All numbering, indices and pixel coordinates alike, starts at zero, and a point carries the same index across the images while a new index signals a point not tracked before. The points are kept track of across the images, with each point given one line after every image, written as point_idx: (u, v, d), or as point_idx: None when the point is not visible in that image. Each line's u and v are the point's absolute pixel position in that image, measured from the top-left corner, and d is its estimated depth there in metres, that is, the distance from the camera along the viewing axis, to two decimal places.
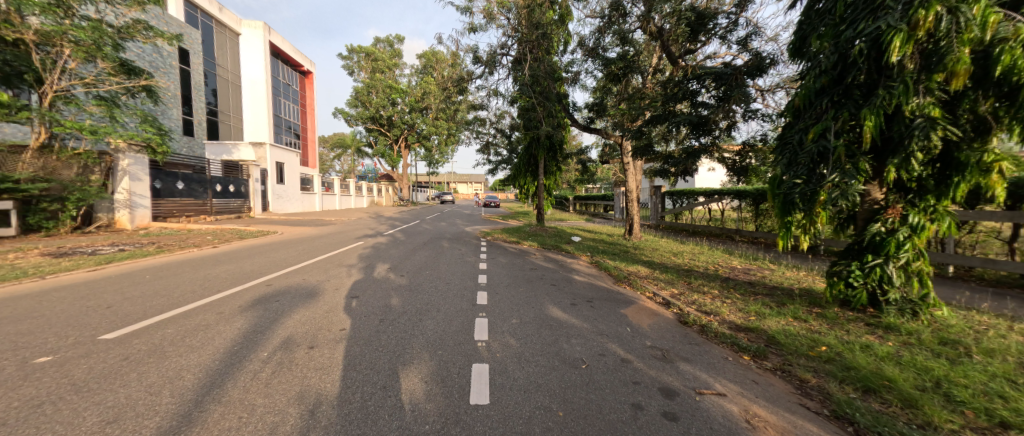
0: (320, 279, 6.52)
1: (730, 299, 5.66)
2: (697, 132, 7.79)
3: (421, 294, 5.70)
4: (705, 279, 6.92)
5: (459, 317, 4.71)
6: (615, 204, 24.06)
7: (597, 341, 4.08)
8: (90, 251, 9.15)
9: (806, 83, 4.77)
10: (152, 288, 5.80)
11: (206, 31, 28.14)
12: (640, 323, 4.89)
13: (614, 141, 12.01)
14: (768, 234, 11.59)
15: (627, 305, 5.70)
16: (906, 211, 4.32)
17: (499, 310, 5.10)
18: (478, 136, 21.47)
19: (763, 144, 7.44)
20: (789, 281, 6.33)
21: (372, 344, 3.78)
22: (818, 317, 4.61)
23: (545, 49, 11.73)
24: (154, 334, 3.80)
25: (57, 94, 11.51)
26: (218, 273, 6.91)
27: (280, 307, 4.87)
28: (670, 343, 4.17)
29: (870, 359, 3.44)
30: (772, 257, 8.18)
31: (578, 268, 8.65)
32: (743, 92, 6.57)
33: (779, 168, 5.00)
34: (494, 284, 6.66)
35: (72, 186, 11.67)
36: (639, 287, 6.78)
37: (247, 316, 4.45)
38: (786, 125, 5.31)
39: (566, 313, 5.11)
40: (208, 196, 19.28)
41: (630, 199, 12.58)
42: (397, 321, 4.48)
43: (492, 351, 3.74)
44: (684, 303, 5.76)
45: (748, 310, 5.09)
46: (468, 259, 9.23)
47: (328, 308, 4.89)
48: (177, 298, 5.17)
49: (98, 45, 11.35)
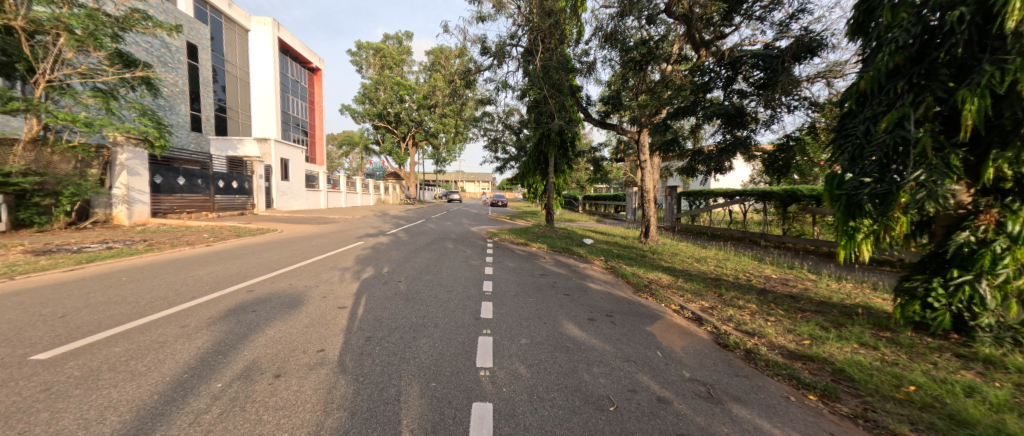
0: (309, 284, 5.91)
1: (772, 316, 4.90)
2: (731, 125, 6.97)
3: (417, 305, 5.02)
4: (738, 291, 6.13)
5: (459, 337, 4.02)
6: (627, 205, 23.28)
7: (624, 371, 3.36)
8: (76, 249, 8.70)
9: (876, 64, 4.00)
10: (122, 292, 5.25)
11: (215, 26, 28.03)
12: (673, 345, 4.15)
13: (630, 137, 11.26)
14: (797, 238, 10.75)
15: (653, 321, 4.96)
16: (1003, 216, 3.44)
17: (506, 326, 4.41)
18: (486, 133, 20.86)
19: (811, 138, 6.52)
20: (839, 296, 5.51)
21: (351, 373, 3.11)
22: (890, 343, 3.83)
23: (557, 39, 11.04)
24: (94, 356, 3.19)
25: (51, 85, 11.10)
26: (200, 276, 6.34)
27: (255, 319, 4.24)
28: (713, 374, 3.43)
29: (986, 409, 2.66)
30: (811, 266, 7.33)
31: (593, 274, 7.92)
32: (791, 77, 5.69)
33: (840, 165, 4.25)
34: (501, 292, 5.96)
35: (68, 181, 11.36)
36: (663, 298, 6.04)
37: (214, 331, 3.83)
38: (845, 114, 4.53)
39: (583, 331, 4.38)
40: (211, 191, 18.92)
41: (647, 199, 11.81)
42: (386, 340, 3.83)
43: (497, 384, 3.04)
44: (719, 319, 5.01)
45: (799, 331, 4.34)
46: (473, 263, 8.54)
47: (309, 321, 4.26)
48: (144, 306, 4.58)
49: (93, 34, 10.93)
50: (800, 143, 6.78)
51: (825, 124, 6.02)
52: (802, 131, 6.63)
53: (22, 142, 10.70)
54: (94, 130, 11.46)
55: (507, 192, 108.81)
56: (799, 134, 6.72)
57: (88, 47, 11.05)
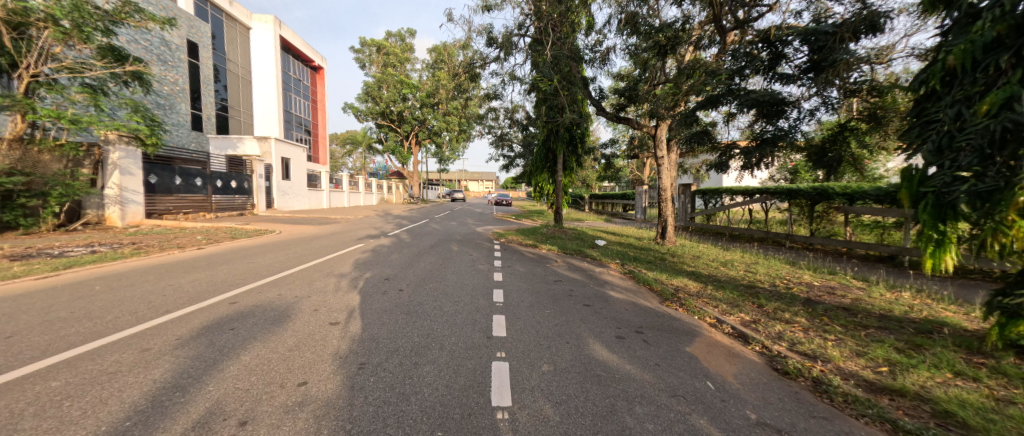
0: (300, 295, 5.27)
1: (830, 334, 4.23)
2: (770, 115, 6.24)
3: (420, 321, 4.39)
4: (780, 302, 5.44)
5: (469, 363, 3.37)
6: (636, 204, 22.54)
7: (675, 413, 2.70)
8: (57, 252, 8.19)
9: (970, 35, 3.34)
10: (88, 305, 4.65)
11: (216, 25, 27.61)
12: (722, 372, 3.48)
13: (647, 132, 10.62)
14: (828, 239, 10.03)
15: (691, 339, 4.29)
16: None
17: (523, 348, 3.76)
18: (491, 129, 20.22)
19: (868, 128, 5.78)
20: (902, 310, 4.82)
21: (336, 419, 2.46)
22: (994, 373, 3.14)
23: (568, 27, 10.37)
24: (22, 394, 2.58)
25: (37, 80, 10.64)
26: (183, 284, 5.74)
27: (230, 340, 3.61)
28: (785, 415, 2.76)
29: None
30: (856, 273, 6.63)
31: (611, 280, 7.25)
32: (851, 57, 4.98)
33: (924, 157, 3.56)
34: (513, 304, 5.31)
35: (56, 180, 10.88)
36: (695, 309, 5.39)
37: (178, 357, 3.21)
38: (921, 98, 3.87)
39: (614, 354, 3.72)
40: (208, 191, 18.42)
41: (664, 198, 11.07)
42: (383, 368, 3.18)
43: (520, 433, 2.38)
44: (767, 337, 4.34)
45: (871, 355, 3.65)
46: (481, 267, 7.88)
47: (295, 341, 3.63)
48: (106, 324, 3.97)
49: (80, 27, 10.39)
50: (852, 133, 6.04)
51: (889, 112, 5.27)
52: (856, 119, 5.89)
53: (6, 140, 10.20)
54: (82, 127, 10.96)
55: (511, 192, 108.19)
56: (853, 123, 5.99)
57: (75, 40, 10.50)
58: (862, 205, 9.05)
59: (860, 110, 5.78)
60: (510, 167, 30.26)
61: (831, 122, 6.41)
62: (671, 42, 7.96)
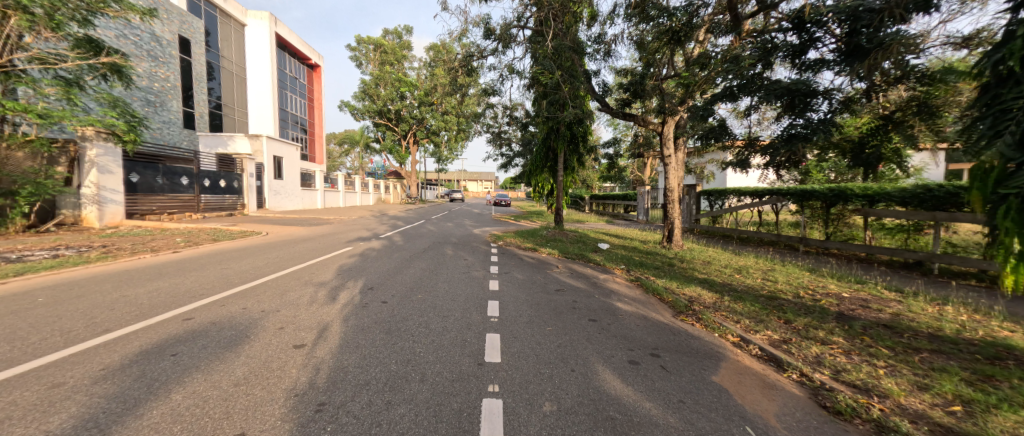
0: (268, 309, 4.63)
1: (878, 360, 3.63)
2: (795, 108, 5.47)
3: (400, 343, 3.76)
4: (812, 317, 4.83)
5: (453, 402, 2.74)
6: (638, 205, 21.96)
7: None
8: (15, 257, 7.53)
9: None
10: (17, 322, 4.01)
11: (209, 21, 26.90)
12: (761, 411, 2.85)
13: (653, 129, 10.05)
14: (846, 244, 9.41)
15: (716, 365, 3.68)
16: None
17: (521, 380, 3.14)
18: (489, 127, 19.63)
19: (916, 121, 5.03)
20: (954, 329, 4.19)
21: None
22: None
23: (571, 17, 9.70)
24: None
25: (6, 71, 9.82)
26: (140, 295, 5.11)
27: (166, 371, 3.00)
28: None
29: None
30: (888, 283, 6.00)
31: (616, 289, 6.64)
32: (900, 38, 4.30)
33: (999, 153, 2.93)
34: (510, 319, 4.71)
35: (26, 179, 10.25)
36: (714, 326, 4.78)
37: (91, 397, 2.59)
38: (993, 82, 3.23)
39: (629, 387, 3.10)
40: (195, 190, 17.77)
41: (671, 199, 10.46)
42: (345, 410, 2.57)
43: None
44: (804, 362, 3.73)
45: (937, 390, 3.04)
46: (476, 275, 7.25)
47: (245, 371, 3.01)
48: (25, 348, 3.34)
49: (51, 16, 9.72)
50: (898, 127, 5.29)
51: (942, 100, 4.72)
52: (905, 110, 5.34)
53: None
54: (52, 123, 10.36)
55: (510, 192, 107.87)
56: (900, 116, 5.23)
57: (43, 29, 9.81)
58: (885, 207, 8.45)
59: (909, 99, 5.27)
60: (509, 167, 29.69)
61: (873, 116, 5.73)
62: (686, 28, 7.36)
